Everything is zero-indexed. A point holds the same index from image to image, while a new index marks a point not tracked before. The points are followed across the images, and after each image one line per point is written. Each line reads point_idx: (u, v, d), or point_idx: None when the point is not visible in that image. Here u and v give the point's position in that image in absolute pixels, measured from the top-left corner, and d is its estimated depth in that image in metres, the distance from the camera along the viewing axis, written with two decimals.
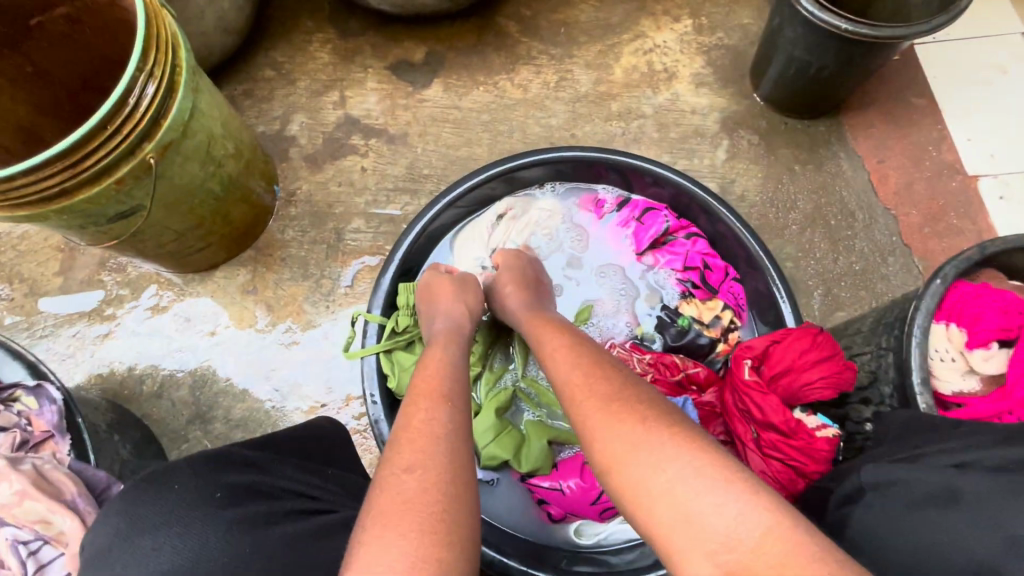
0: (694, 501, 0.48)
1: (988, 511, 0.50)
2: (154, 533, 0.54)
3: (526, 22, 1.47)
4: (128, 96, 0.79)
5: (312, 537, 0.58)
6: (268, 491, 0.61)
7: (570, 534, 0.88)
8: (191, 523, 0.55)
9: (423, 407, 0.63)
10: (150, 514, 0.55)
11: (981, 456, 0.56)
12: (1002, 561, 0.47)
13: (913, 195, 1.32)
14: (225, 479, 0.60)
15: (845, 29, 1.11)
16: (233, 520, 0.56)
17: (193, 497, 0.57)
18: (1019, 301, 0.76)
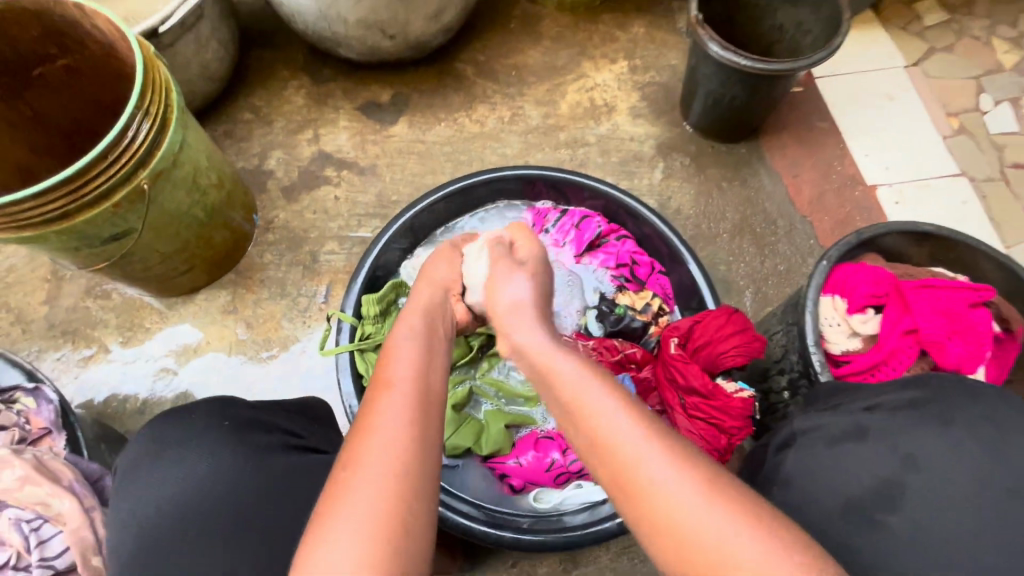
0: (660, 479, 0.52)
1: (889, 438, 0.58)
2: (179, 449, 0.67)
3: (481, 66, 1.65)
4: (126, 132, 0.92)
5: (302, 462, 0.70)
6: (268, 427, 0.73)
7: (530, 502, 0.97)
8: (205, 443, 0.68)
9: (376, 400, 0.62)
10: (175, 436, 0.68)
11: (890, 398, 0.63)
12: (901, 478, 0.55)
13: (825, 204, 1.51)
14: (234, 413, 0.72)
15: (746, 65, 1.30)
16: (240, 443, 0.69)
17: (208, 425, 0.70)
18: (891, 274, 0.90)
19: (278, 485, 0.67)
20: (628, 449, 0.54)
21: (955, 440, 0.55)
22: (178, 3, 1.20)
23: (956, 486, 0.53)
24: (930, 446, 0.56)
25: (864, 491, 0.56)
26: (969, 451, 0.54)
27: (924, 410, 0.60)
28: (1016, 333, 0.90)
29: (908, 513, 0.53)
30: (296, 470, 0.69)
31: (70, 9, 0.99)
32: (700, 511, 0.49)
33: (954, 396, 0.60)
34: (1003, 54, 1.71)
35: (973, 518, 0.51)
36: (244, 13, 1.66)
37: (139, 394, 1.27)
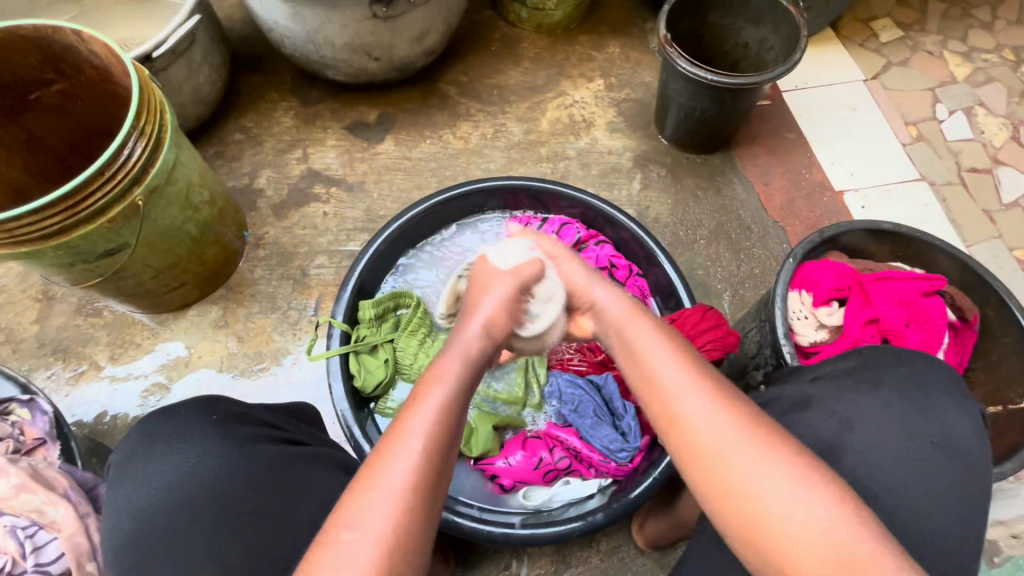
0: (754, 477, 0.56)
1: (833, 404, 0.63)
2: (168, 442, 0.69)
3: (464, 86, 1.72)
4: (121, 151, 0.96)
5: (291, 457, 0.74)
6: (252, 420, 0.76)
7: (520, 500, 0.99)
8: (196, 437, 0.70)
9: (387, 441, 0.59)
10: (163, 430, 0.70)
11: (830, 367, 0.67)
12: (843, 441, 0.60)
13: (795, 210, 1.58)
14: (221, 409, 0.75)
15: (714, 80, 1.38)
16: (227, 436, 0.71)
17: (198, 420, 0.72)
18: (851, 268, 0.95)
19: (266, 474, 0.70)
20: (706, 422, 0.60)
21: (881, 399, 0.61)
22: (171, 29, 1.25)
23: (888, 444, 0.59)
24: (865, 409, 0.61)
25: (810, 456, 0.60)
26: (893, 408, 0.60)
27: (858, 375, 0.64)
28: (971, 321, 0.95)
29: (850, 473, 0.58)
30: (284, 458, 0.73)
31: (68, 36, 1.04)
32: (798, 505, 0.53)
33: (886, 361, 0.65)
34: (955, 67, 1.82)
35: (903, 471, 0.57)
36: (234, 39, 1.72)
37: (130, 410, 1.28)
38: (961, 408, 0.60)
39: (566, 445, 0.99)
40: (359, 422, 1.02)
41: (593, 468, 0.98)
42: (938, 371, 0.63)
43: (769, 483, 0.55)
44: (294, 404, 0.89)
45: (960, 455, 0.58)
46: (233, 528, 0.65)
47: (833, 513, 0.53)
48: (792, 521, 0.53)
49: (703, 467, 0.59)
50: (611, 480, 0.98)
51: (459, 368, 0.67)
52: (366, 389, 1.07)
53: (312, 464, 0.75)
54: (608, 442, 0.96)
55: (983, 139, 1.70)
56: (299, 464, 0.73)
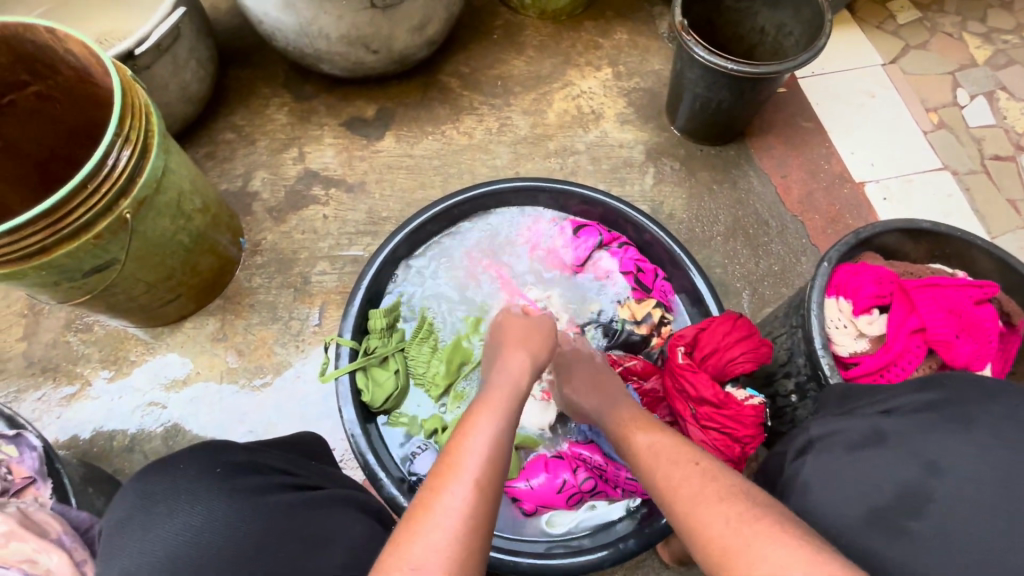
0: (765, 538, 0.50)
1: (912, 445, 0.59)
2: (168, 502, 0.62)
3: (466, 77, 1.64)
4: (105, 160, 0.88)
5: (303, 506, 0.67)
6: (261, 469, 0.71)
7: (543, 526, 0.94)
8: (198, 491, 0.64)
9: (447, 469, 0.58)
10: (164, 488, 0.64)
11: (908, 400, 0.65)
12: (925, 483, 0.55)
13: (815, 203, 1.52)
14: (222, 458, 0.69)
15: (733, 69, 1.31)
16: (232, 491, 0.65)
17: (197, 472, 0.66)
18: (891, 273, 0.90)
19: (281, 523, 0.63)
20: (725, 512, 0.54)
21: (974, 442, 0.55)
22: (155, 23, 1.16)
23: (981, 487, 0.52)
24: (951, 451, 0.56)
25: (888, 500, 0.57)
26: (991, 452, 0.54)
27: (947, 414, 0.60)
28: (1019, 327, 0.91)
29: (934, 520, 0.53)
30: (297, 508, 0.66)
31: (41, 34, 0.96)
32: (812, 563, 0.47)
33: (974, 397, 0.60)
34: (975, 50, 1.76)
35: (1000, 518, 0.50)
36: (220, 31, 1.63)
37: (127, 429, 1.22)
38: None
39: (589, 464, 0.95)
40: (371, 445, 0.95)
41: (620, 488, 0.94)
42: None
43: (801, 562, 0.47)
44: (301, 432, 0.89)
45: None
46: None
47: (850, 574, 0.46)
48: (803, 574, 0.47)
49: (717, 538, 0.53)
50: (640, 501, 0.93)
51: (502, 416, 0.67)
52: (375, 404, 1.00)
53: (332, 510, 0.69)
54: (633, 457, 0.95)
55: (1005, 125, 1.64)
56: (313, 512, 0.67)
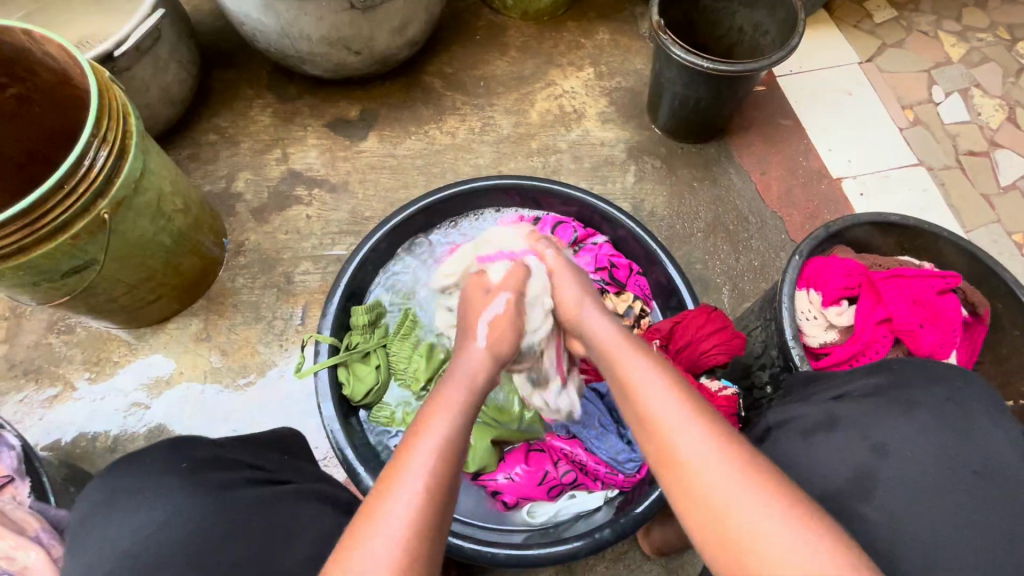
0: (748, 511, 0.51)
1: (863, 426, 0.61)
2: (133, 496, 0.61)
3: (449, 78, 1.65)
4: (82, 160, 0.89)
5: (267, 500, 0.66)
6: (226, 465, 0.70)
7: (524, 517, 0.95)
8: (162, 486, 0.62)
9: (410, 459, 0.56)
10: (128, 482, 0.62)
11: (857, 386, 0.67)
12: (875, 466, 0.58)
13: (793, 199, 1.54)
14: (187, 454, 0.68)
15: (708, 67, 1.33)
16: (197, 485, 0.63)
17: (161, 467, 0.64)
18: (859, 265, 0.92)
19: (248, 517, 0.62)
20: (703, 459, 0.55)
21: (918, 425, 0.59)
22: (134, 25, 1.16)
23: (924, 468, 0.56)
24: (896, 434, 0.59)
25: (842, 484, 0.59)
26: (933, 433, 0.58)
27: (893, 397, 0.62)
28: (982, 316, 0.93)
29: (883, 502, 0.56)
30: (264, 500, 0.66)
31: (17, 36, 0.96)
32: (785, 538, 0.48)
33: (919, 382, 0.64)
34: (950, 48, 1.79)
35: (941, 499, 0.55)
36: (203, 33, 1.63)
37: (110, 430, 1.22)
38: (1003, 432, 0.57)
39: (571, 457, 0.96)
40: (350, 440, 0.95)
41: (600, 481, 0.95)
42: (975, 389, 0.61)
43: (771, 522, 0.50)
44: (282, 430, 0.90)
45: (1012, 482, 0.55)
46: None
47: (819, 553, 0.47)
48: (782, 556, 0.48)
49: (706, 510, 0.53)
50: (618, 492, 0.95)
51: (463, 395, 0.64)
52: (354, 398, 1.01)
53: (297, 505, 0.69)
54: (615, 452, 0.94)
55: (980, 121, 1.67)
56: (281, 503, 0.67)
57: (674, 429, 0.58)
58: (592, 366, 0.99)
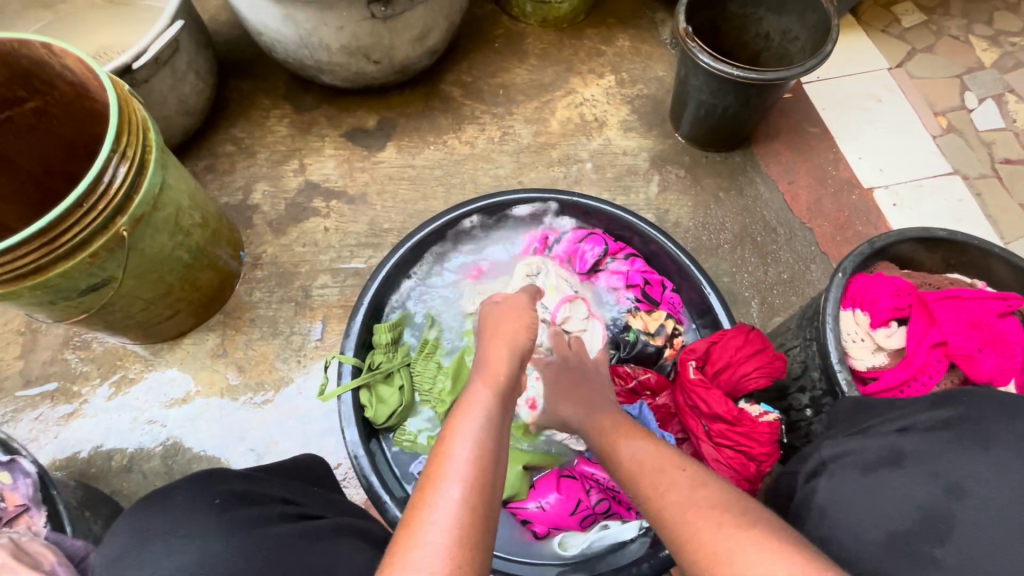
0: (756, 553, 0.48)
1: (929, 463, 0.55)
2: (164, 540, 0.56)
3: (468, 86, 1.62)
4: (101, 177, 0.86)
5: (306, 537, 0.61)
6: (260, 499, 0.65)
7: (555, 549, 0.89)
8: (194, 525, 0.58)
9: (424, 496, 0.54)
10: (158, 524, 0.58)
11: (922, 419, 0.61)
12: (947, 507, 0.52)
13: (823, 209, 1.50)
14: (218, 488, 0.63)
15: (737, 75, 1.30)
16: (232, 523, 0.59)
17: (193, 504, 0.60)
18: (909, 284, 0.88)
19: (288, 558, 0.58)
20: (697, 510, 0.55)
21: (994, 464, 0.51)
22: (153, 37, 1.14)
23: (1007, 510, 0.48)
24: (972, 470, 0.52)
25: (908, 527, 0.53)
26: (1015, 474, 0.50)
27: (967, 431, 0.56)
28: None
29: (959, 547, 0.49)
30: (298, 540, 0.61)
31: (37, 49, 0.94)
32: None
33: (995, 417, 0.56)
34: (982, 53, 1.74)
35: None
36: (220, 43, 1.62)
37: (125, 449, 1.19)
38: None
39: (603, 485, 0.92)
40: (375, 467, 0.92)
41: (634, 509, 0.90)
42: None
43: (751, 551, 0.48)
44: (303, 456, 0.85)
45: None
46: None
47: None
48: None
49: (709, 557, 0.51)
50: None
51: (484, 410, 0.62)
52: (377, 421, 0.97)
53: (335, 542, 0.64)
54: None
55: (1015, 128, 1.62)
56: (316, 546, 0.61)
57: (676, 484, 0.59)
58: (622, 388, 0.99)
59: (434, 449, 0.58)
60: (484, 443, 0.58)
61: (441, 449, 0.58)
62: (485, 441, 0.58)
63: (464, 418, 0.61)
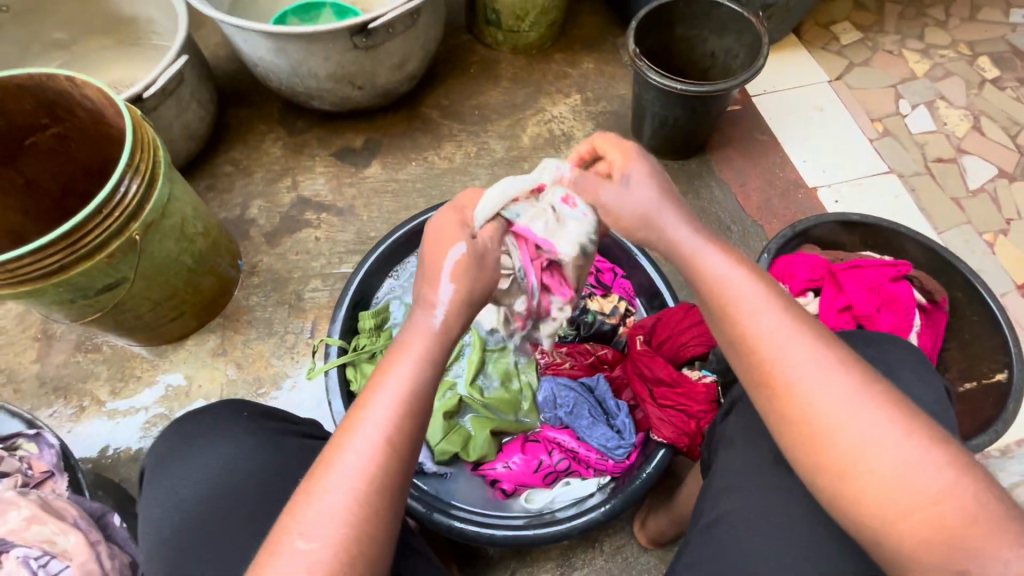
0: (874, 444, 0.56)
1: None
2: (207, 437, 0.78)
3: (446, 108, 1.78)
4: (117, 189, 1.00)
5: (313, 446, 0.83)
6: (278, 417, 0.86)
7: (522, 504, 1.01)
8: (230, 429, 0.79)
9: (340, 439, 0.60)
10: (201, 428, 0.79)
11: None
12: None
13: (772, 208, 1.64)
14: (245, 406, 0.84)
15: (681, 89, 1.45)
16: (257, 429, 0.80)
17: (228, 415, 0.81)
18: (822, 259, 1.02)
19: (298, 458, 0.79)
20: (834, 399, 0.58)
21: None
22: (160, 70, 1.30)
23: None
24: None
25: None
26: None
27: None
28: (939, 302, 1.04)
29: None
30: (311, 454, 0.81)
31: (62, 82, 1.09)
32: (921, 473, 0.54)
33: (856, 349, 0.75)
34: (915, 65, 1.91)
35: None
36: (220, 76, 1.78)
37: (132, 442, 1.29)
38: (927, 389, 0.70)
39: (564, 447, 1.02)
40: None
41: (592, 467, 1.00)
42: (903, 354, 0.73)
43: (885, 449, 0.55)
44: (306, 419, 0.90)
45: (945, 429, 0.67)
46: (275, 514, 0.72)
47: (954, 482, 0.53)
48: (927, 498, 0.53)
49: (822, 447, 0.58)
50: (611, 478, 1.00)
51: (418, 356, 0.65)
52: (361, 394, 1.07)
53: None
54: (605, 439, 0.99)
55: (946, 130, 1.77)
56: None
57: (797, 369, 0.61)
58: (581, 363, 1.10)
59: (358, 400, 0.62)
60: (406, 405, 0.61)
61: (368, 394, 0.63)
62: (411, 389, 0.63)
63: (397, 365, 0.64)
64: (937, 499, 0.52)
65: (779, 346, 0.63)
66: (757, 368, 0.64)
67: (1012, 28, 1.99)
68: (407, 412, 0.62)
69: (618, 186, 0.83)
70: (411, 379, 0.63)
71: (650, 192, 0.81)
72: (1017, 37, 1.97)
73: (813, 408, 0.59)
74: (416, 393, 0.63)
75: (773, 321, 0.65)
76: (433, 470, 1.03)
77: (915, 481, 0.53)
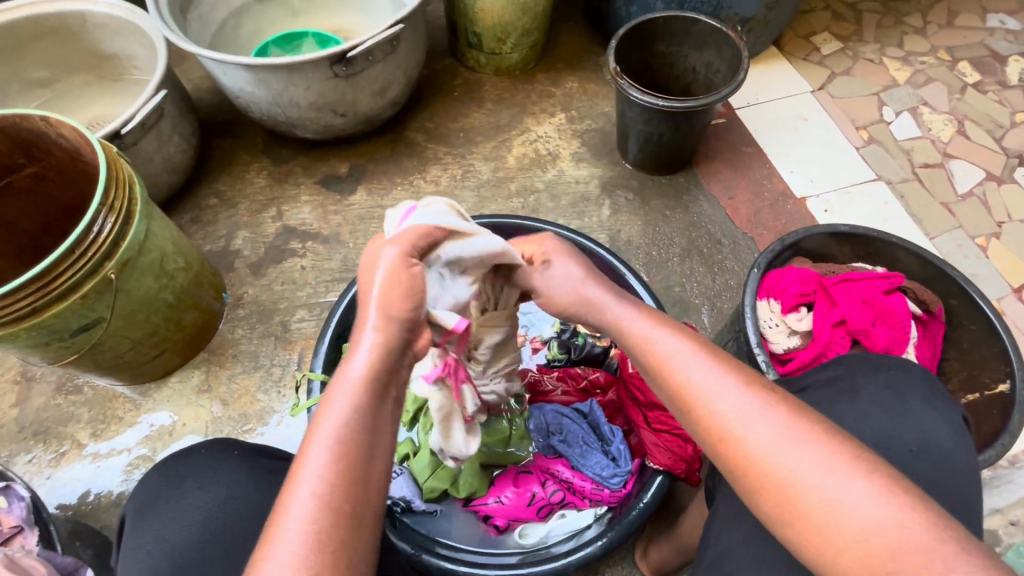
0: (841, 497, 0.52)
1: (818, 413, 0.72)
2: (196, 478, 0.75)
3: (431, 132, 1.78)
4: (91, 228, 0.98)
5: None
6: (272, 454, 0.83)
7: (516, 539, 0.97)
8: (223, 467, 0.76)
9: (286, 490, 0.52)
10: (191, 468, 0.76)
11: (812, 379, 0.77)
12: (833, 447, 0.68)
13: (761, 220, 1.62)
14: (235, 443, 0.82)
15: (664, 105, 1.45)
16: (252, 467, 0.78)
17: (219, 454, 0.78)
18: (813, 273, 1.01)
19: None
20: (790, 452, 0.55)
21: (859, 409, 0.70)
22: (138, 105, 1.29)
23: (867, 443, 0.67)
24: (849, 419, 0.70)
25: None
26: (874, 415, 0.69)
27: (837, 387, 0.74)
28: (937, 313, 1.02)
29: None
30: None
31: (36, 122, 1.08)
32: (894, 526, 0.50)
33: (863, 370, 0.74)
34: (896, 72, 1.92)
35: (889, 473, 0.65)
36: (203, 108, 1.78)
37: (114, 487, 1.25)
38: (937, 413, 0.69)
39: (559, 477, 0.99)
40: None
41: (588, 498, 0.97)
42: (913, 379, 0.72)
43: (851, 501, 0.52)
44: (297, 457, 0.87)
45: (951, 455, 0.66)
46: None
47: (925, 535, 0.49)
48: (901, 553, 0.49)
49: (790, 504, 0.54)
50: (607, 508, 0.96)
51: (372, 381, 0.58)
52: None
53: None
54: (600, 468, 0.96)
55: (932, 135, 1.77)
56: None
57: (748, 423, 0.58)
58: (573, 388, 1.09)
59: (306, 436, 0.54)
60: (355, 447, 0.54)
61: (314, 429, 0.54)
62: (364, 419, 0.55)
63: (331, 401, 0.56)
64: (916, 554, 0.49)
65: (723, 401, 0.60)
66: (708, 428, 0.60)
67: (990, 33, 2.01)
68: (362, 450, 0.54)
69: (539, 272, 0.81)
70: (363, 411, 0.56)
71: (575, 271, 0.79)
72: (996, 41, 1.99)
73: (773, 464, 0.55)
74: (370, 427, 0.56)
75: (710, 373, 0.62)
76: (422, 507, 1.00)
77: (886, 536, 0.50)
